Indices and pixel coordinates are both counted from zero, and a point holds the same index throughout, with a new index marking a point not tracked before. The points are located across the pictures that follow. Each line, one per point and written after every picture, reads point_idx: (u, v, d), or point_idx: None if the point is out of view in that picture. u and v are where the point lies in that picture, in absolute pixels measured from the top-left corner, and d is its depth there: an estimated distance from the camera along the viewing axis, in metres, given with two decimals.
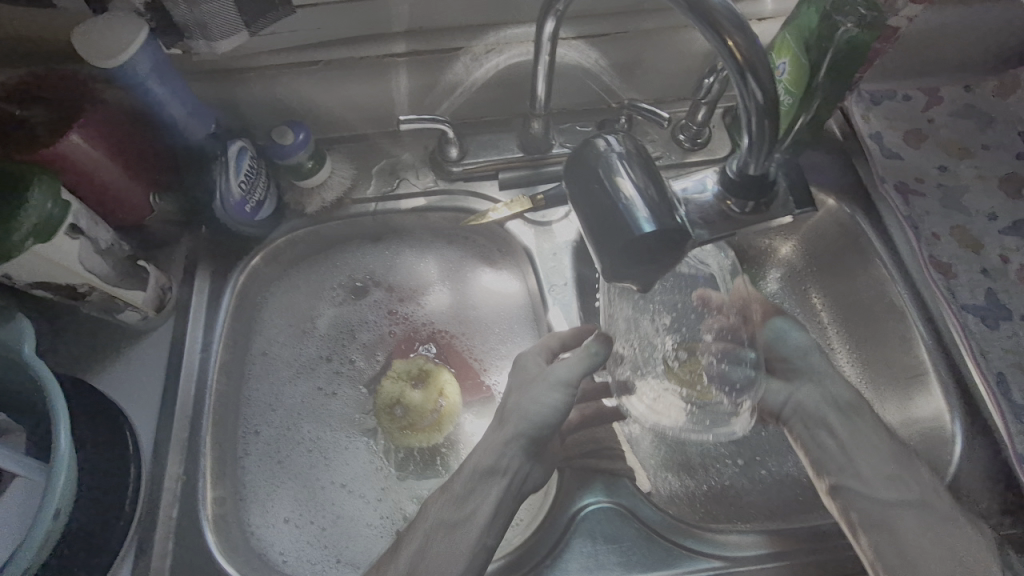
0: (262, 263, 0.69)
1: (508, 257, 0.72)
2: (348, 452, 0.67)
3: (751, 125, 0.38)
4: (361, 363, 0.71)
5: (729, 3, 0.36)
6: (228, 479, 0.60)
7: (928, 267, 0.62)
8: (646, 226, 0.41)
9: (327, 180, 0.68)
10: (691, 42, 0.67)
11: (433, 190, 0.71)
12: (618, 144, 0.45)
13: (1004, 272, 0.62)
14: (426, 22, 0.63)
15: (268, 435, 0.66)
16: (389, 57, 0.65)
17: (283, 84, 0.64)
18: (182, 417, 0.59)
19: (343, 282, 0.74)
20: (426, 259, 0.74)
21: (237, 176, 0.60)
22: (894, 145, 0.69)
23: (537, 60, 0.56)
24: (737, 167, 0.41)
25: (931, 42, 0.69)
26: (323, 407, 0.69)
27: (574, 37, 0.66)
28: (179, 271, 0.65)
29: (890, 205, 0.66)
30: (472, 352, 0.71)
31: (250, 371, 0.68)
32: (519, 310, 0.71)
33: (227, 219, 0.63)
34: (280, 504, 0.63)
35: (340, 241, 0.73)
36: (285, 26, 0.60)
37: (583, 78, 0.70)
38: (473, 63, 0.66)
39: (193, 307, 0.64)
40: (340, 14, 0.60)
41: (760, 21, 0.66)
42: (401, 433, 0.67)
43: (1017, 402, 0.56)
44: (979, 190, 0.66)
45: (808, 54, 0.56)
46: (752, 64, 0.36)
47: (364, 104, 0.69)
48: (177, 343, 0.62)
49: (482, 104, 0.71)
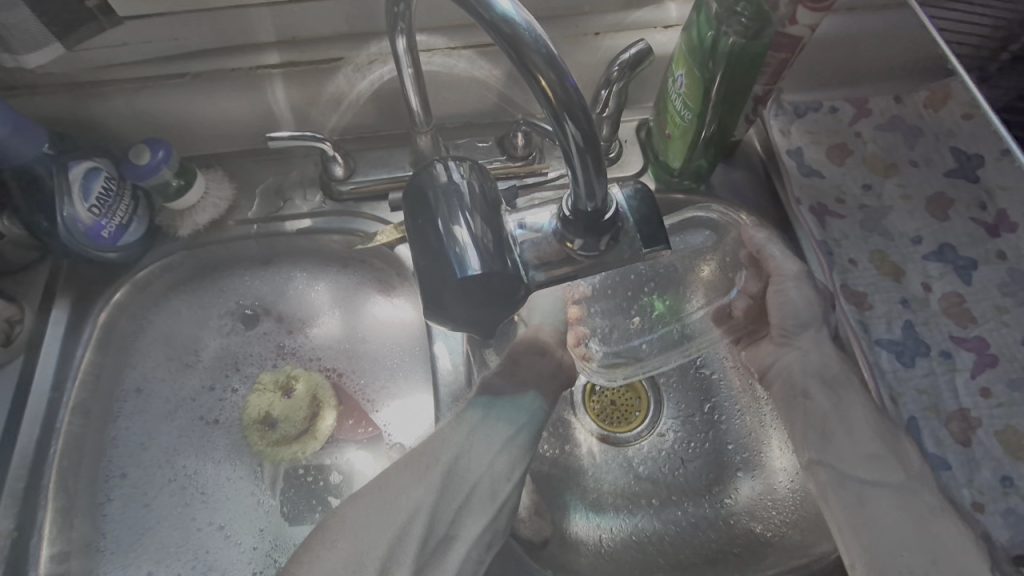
0: (129, 296, 0.63)
1: (404, 282, 0.67)
2: (225, 503, 0.60)
3: (574, 162, 0.34)
4: (245, 402, 0.64)
5: (543, 36, 0.31)
6: (80, 530, 0.56)
7: (841, 298, 0.57)
8: (469, 267, 0.36)
9: (201, 200, 0.63)
10: (593, 51, 0.61)
11: (320, 211, 0.65)
12: (460, 172, 0.40)
13: (924, 303, 0.57)
14: (296, 31, 0.57)
15: (133, 482, 0.60)
16: (264, 69, 0.59)
17: (147, 98, 0.59)
18: (23, 464, 0.54)
19: (229, 310, 0.67)
20: (319, 284, 0.68)
21: (85, 201, 0.56)
22: (814, 161, 0.63)
23: (400, 73, 0.49)
24: (571, 204, 0.37)
25: (855, 50, 0.63)
26: (200, 450, 0.62)
27: (462, 46, 0.60)
28: (36, 301, 0.60)
29: (804, 228, 0.60)
30: (364, 390, 0.65)
31: (119, 409, 0.62)
32: (414, 339, 0.66)
33: (78, 246, 0.57)
34: (143, 555, 0.57)
35: (225, 265, 0.67)
36: (137, 36, 0.54)
37: (480, 90, 0.64)
38: (355, 75, 0.61)
39: (46, 342, 0.59)
40: (197, 23, 0.55)
41: (664, 29, 0.61)
42: (272, 449, 0.63)
43: (928, 450, 0.51)
44: (903, 212, 0.61)
45: (699, 67, 0.51)
46: (566, 106, 0.32)
47: (242, 121, 0.63)
48: (24, 382, 0.57)
49: (374, 118, 0.66)
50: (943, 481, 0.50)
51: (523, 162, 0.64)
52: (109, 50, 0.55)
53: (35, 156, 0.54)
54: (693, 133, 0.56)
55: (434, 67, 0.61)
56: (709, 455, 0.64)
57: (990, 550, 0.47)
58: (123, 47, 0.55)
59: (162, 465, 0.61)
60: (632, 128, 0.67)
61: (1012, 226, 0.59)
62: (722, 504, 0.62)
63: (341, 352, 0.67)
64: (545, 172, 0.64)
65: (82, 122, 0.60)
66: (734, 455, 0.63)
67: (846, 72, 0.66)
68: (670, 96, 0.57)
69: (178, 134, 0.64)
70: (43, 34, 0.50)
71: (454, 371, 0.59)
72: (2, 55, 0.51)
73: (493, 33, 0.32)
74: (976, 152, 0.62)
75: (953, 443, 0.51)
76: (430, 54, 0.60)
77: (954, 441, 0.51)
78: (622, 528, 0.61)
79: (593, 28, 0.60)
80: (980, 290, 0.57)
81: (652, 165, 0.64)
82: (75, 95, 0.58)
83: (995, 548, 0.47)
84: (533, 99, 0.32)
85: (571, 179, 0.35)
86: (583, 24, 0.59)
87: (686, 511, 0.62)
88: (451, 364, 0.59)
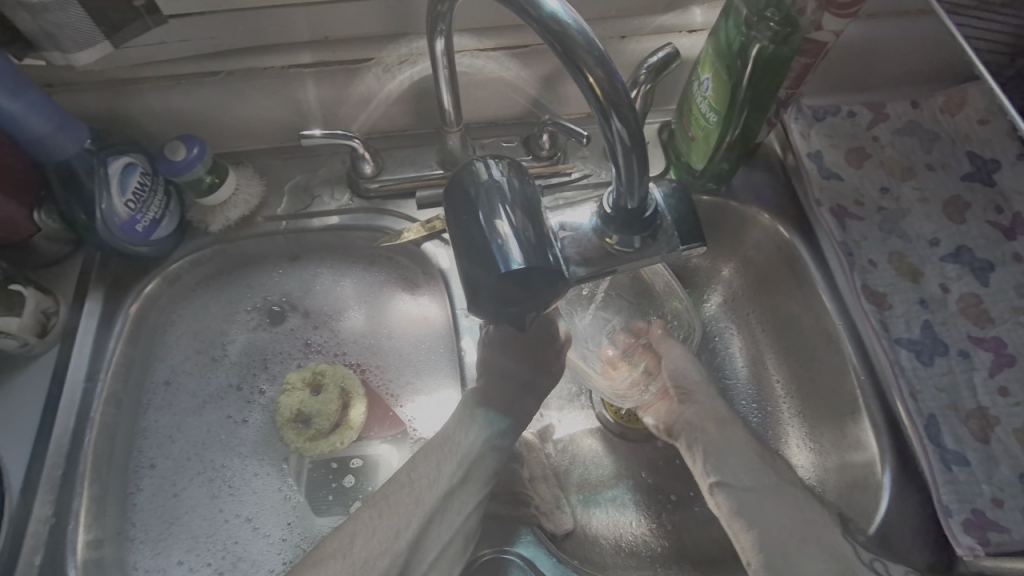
0: (160, 289, 0.64)
1: (429, 280, 0.68)
2: (252, 495, 0.61)
3: (619, 159, 0.36)
4: (274, 397, 0.65)
5: (592, 36, 0.32)
6: (112, 518, 0.57)
7: (863, 300, 0.58)
8: (513, 262, 0.37)
9: (231, 197, 0.64)
10: (619, 54, 0.63)
11: (347, 209, 0.66)
12: (499, 170, 0.41)
13: (941, 303, 0.58)
14: (330, 31, 0.58)
15: (163, 473, 0.61)
16: (297, 68, 0.61)
17: (181, 95, 0.60)
18: (58, 452, 0.55)
19: (256, 305, 0.69)
20: (344, 280, 0.70)
21: (122, 195, 0.57)
22: (834, 164, 0.64)
23: (436, 74, 0.51)
24: (612, 200, 0.39)
25: (873, 56, 0.64)
26: (228, 443, 0.63)
27: (492, 48, 0.61)
28: (70, 292, 0.61)
29: (824, 229, 0.62)
30: (389, 387, 0.66)
31: (149, 401, 0.63)
32: (439, 337, 0.67)
33: (113, 240, 0.58)
34: (172, 545, 0.58)
35: (253, 260, 0.68)
36: (176, 35, 0.56)
37: (506, 91, 0.65)
38: (385, 75, 0.62)
39: (79, 333, 0.60)
40: (235, 23, 0.56)
41: (689, 33, 0.62)
42: (309, 444, 0.63)
43: (948, 447, 0.52)
44: (920, 214, 0.62)
45: (726, 70, 0.53)
46: (614, 103, 0.33)
47: (273, 118, 0.65)
48: (60, 370, 0.58)
49: (402, 118, 0.67)
50: (963, 478, 0.51)
51: (548, 163, 0.65)
52: (150, 49, 0.57)
53: (77, 152, 0.55)
54: (718, 135, 0.57)
55: (463, 67, 0.62)
56: None
57: (1011, 544, 0.48)
58: (162, 45, 0.57)
59: (192, 456, 0.62)
60: (654, 130, 0.68)
61: None
62: None
63: (366, 348, 0.68)
64: (569, 172, 0.65)
65: (118, 118, 0.61)
66: None
67: (863, 78, 0.67)
68: (695, 99, 0.58)
69: (211, 132, 0.65)
70: (93, 32, 0.51)
71: (480, 367, 0.60)
72: (50, 51, 0.51)
73: (543, 35, 0.33)
74: (992, 156, 0.63)
75: (972, 441, 0.52)
76: (460, 55, 0.61)
77: (974, 439, 0.52)
78: (642, 523, 0.62)
79: (620, 31, 0.61)
80: (997, 291, 0.58)
81: (674, 167, 0.66)
82: (115, 92, 0.59)
83: (1015, 542, 0.48)
84: (581, 97, 0.33)
85: (615, 176, 0.37)
86: (610, 27, 0.61)
87: (703, 507, 0.62)
88: (478, 359, 0.61)
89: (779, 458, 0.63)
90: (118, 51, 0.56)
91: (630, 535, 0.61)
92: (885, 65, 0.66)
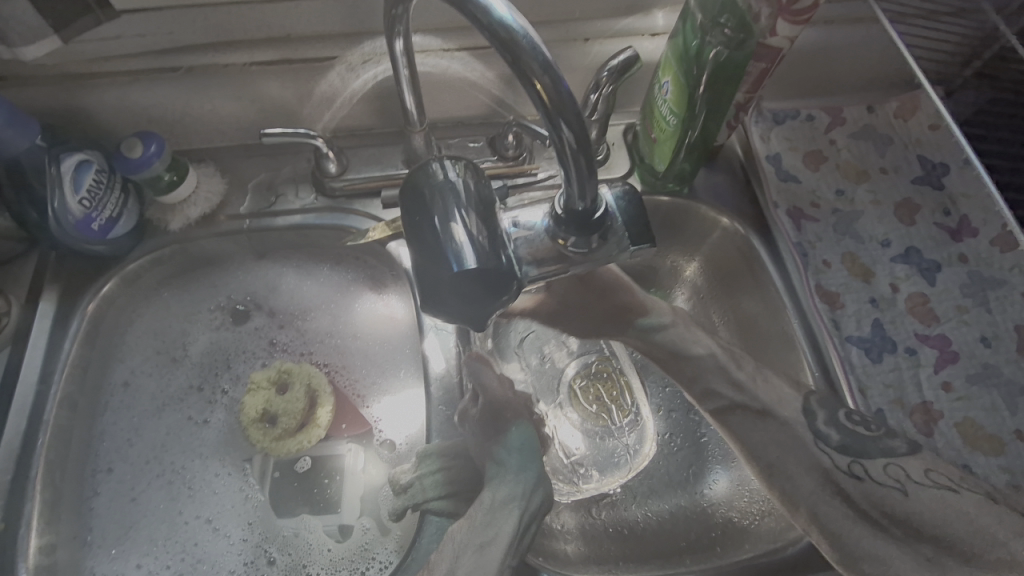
0: (118, 288, 0.62)
1: (397, 280, 0.68)
2: (212, 497, 0.61)
3: (567, 164, 0.36)
4: (238, 398, 0.65)
5: (537, 42, 0.33)
6: (66, 522, 0.56)
7: (815, 300, 0.60)
8: (467, 265, 0.37)
9: (192, 195, 0.62)
10: (582, 56, 0.63)
11: (312, 208, 0.65)
12: (455, 171, 0.41)
13: (891, 302, 0.60)
14: (292, 28, 0.58)
15: (121, 477, 0.60)
16: (258, 65, 0.60)
17: (138, 92, 0.59)
18: (6, 458, 0.53)
19: (219, 304, 0.68)
20: (307, 279, 0.69)
21: (76, 193, 0.55)
22: (792, 166, 0.66)
23: (397, 74, 0.50)
24: (564, 204, 0.40)
25: (829, 61, 0.66)
26: (188, 445, 0.62)
27: (457, 48, 0.61)
28: (23, 292, 0.59)
29: (781, 230, 0.63)
30: (355, 386, 0.66)
31: (106, 403, 0.62)
32: (404, 336, 0.68)
33: (68, 239, 0.56)
34: (130, 548, 0.58)
35: (216, 260, 0.68)
36: (130, 29, 0.55)
37: (471, 90, 0.65)
38: (348, 74, 0.61)
39: (32, 333, 0.58)
40: (190, 18, 0.55)
41: (651, 37, 0.63)
42: (276, 443, 0.62)
43: None
44: (873, 216, 0.64)
45: (685, 75, 0.54)
46: (560, 109, 0.33)
47: (234, 115, 0.64)
48: (11, 372, 0.56)
49: (365, 117, 0.67)
50: None
51: (513, 163, 0.65)
52: (104, 46, 0.55)
53: (27, 148, 0.53)
54: (677, 139, 0.58)
55: (427, 67, 0.62)
56: (689, 449, 0.66)
57: None
58: (116, 40, 0.55)
59: (151, 459, 0.61)
60: (619, 132, 0.69)
61: (973, 230, 0.62)
62: (699, 495, 0.63)
63: (331, 347, 0.68)
64: (534, 173, 0.65)
65: (73, 115, 0.60)
66: (708, 448, 0.65)
67: (819, 83, 0.69)
68: (656, 101, 0.59)
69: (171, 127, 0.64)
70: (41, 26, 0.51)
71: (447, 373, 0.60)
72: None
73: (489, 43, 0.33)
74: (940, 161, 0.66)
75: (917, 434, 0.55)
76: (425, 54, 0.61)
77: (918, 433, 0.55)
78: (605, 519, 0.62)
79: (582, 33, 0.62)
80: (943, 291, 0.60)
81: (637, 168, 0.66)
82: (70, 86, 0.58)
83: None
84: (528, 103, 0.34)
85: (565, 180, 0.37)
86: (572, 30, 0.61)
87: (667, 501, 0.63)
88: (444, 367, 0.60)
89: (734, 457, 0.64)
90: (72, 44, 0.55)
91: (594, 530, 0.61)
92: (839, 73, 0.68)
